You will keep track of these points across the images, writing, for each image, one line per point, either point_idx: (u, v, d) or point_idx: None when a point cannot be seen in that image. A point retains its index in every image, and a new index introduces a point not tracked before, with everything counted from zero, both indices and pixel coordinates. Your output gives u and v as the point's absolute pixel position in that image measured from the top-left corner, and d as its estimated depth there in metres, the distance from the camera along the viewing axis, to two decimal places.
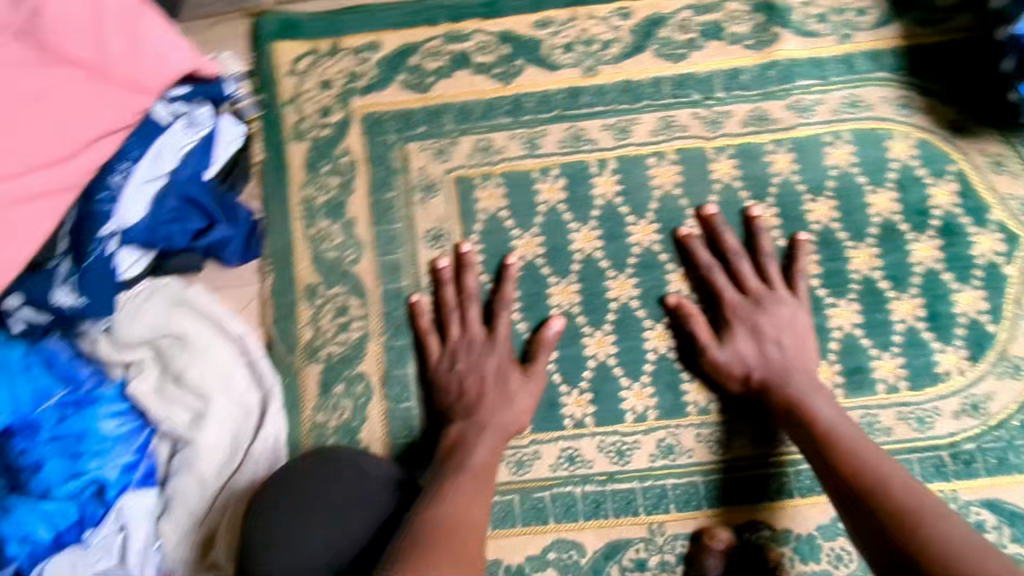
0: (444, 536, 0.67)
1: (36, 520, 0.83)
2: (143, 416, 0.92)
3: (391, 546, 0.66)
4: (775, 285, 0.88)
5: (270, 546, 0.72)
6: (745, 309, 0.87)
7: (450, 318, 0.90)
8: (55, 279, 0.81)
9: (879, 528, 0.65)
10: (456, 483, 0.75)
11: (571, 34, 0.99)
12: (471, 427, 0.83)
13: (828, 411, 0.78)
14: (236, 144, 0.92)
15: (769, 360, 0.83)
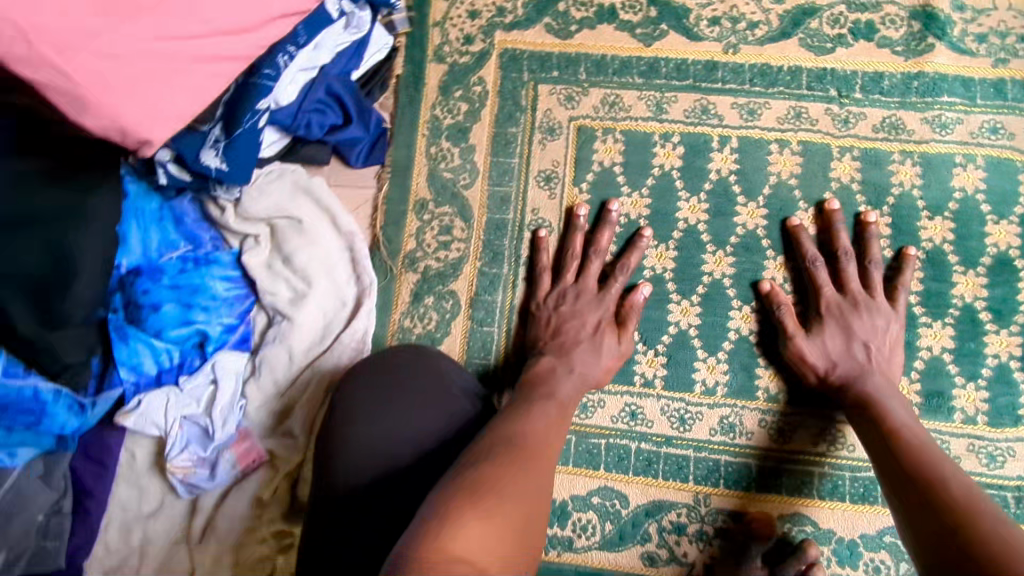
0: (519, 453, 0.68)
1: (145, 355, 0.92)
2: (249, 286, 0.98)
3: (476, 445, 0.69)
4: (876, 292, 0.88)
5: (350, 422, 0.75)
6: (842, 308, 0.87)
7: (570, 264, 0.94)
8: (206, 141, 0.87)
9: (935, 519, 0.60)
10: (526, 409, 0.77)
11: (720, 8, 0.99)
12: (561, 364, 0.86)
13: (900, 412, 0.76)
14: (380, 55, 0.98)
15: (852, 360, 0.84)
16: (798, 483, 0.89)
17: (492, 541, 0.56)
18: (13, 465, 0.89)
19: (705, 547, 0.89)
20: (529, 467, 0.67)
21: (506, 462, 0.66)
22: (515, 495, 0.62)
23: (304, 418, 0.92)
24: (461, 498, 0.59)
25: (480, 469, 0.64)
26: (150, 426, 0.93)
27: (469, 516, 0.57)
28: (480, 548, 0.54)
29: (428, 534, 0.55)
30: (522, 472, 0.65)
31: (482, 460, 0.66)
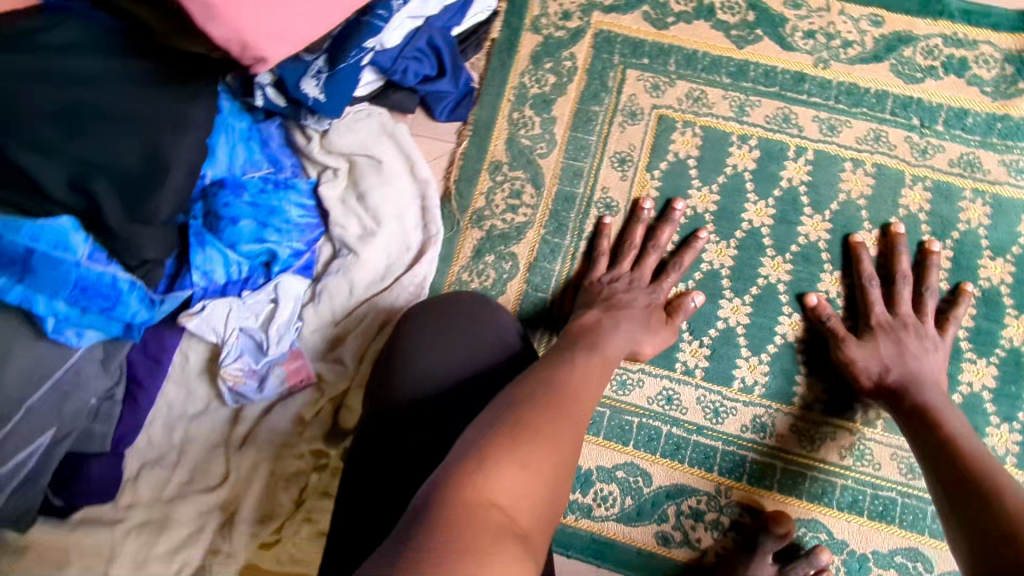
0: (561, 396, 0.66)
1: (217, 263, 0.95)
2: (321, 216, 1.02)
3: (517, 386, 0.67)
4: (926, 319, 0.89)
5: (400, 358, 0.79)
6: (893, 324, 0.88)
7: (628, 254, 0.95)
8: (308, 71, 0.90)
9: (984, 523, 0.58)
10: (570, 355, 0.74)
11: (818, 22, 1.01)
12: (608, 317, 0.84)
13: (956, 419, 0.75)
14: (481, 17, 1.01)
15: (904, 365, 0.83)
16: (820, 491, 0.92)
17: (526, 489, 0.57)
18: (78, 346, 0.94)
19: (719, 536, 0.91)
20: (571, 413, 0.65)
21: (547, 405, 0.65)
22: (555, 442, 0.61)
23: (355, 348, 0.96)
24: (500, 438, 0.60)
25: (523, 410, 0.63)
26: (209, 332, 0.96)
27: (510, 459, 0.57)
28: (513, 494, 0.56)
29: (465, 471, 0.56)
30: (562, 417, 0.64)
31: (524, 401, 0.65)
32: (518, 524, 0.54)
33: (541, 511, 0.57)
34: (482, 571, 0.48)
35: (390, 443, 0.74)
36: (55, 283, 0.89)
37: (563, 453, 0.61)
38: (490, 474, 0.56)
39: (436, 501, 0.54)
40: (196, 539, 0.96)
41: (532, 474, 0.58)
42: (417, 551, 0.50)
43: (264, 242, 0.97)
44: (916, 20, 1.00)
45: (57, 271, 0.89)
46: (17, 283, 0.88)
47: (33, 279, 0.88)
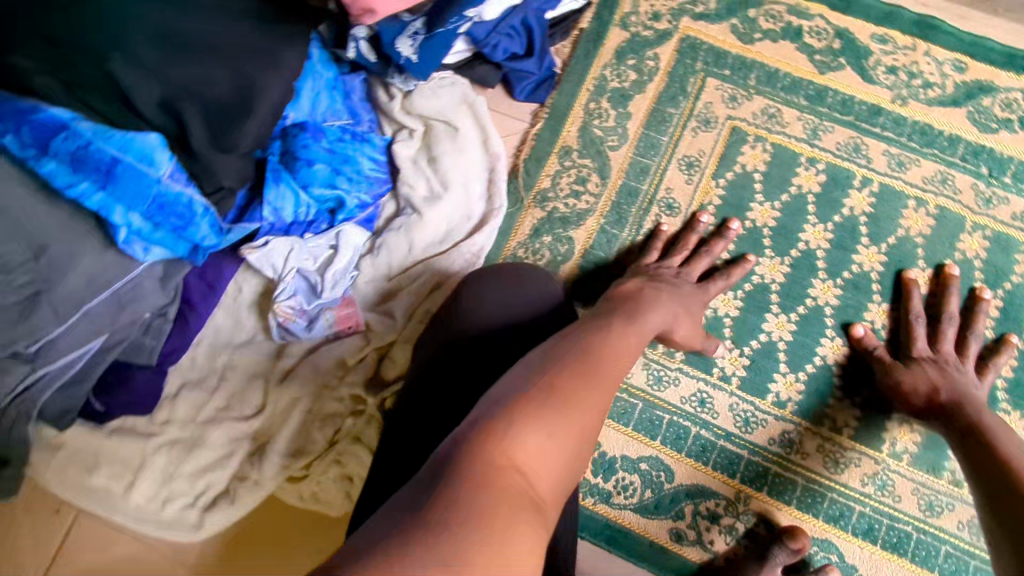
0: (591, 363, 0.61)
1: (288, 201, 0.98)
2: (390, 174, 1.04)
3: (550, 349, 0.62)
4: (967, 360, 0.90)
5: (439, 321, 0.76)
6: (938, 358, 0.89)
7: (680, 252, 0.96)
8: (405, 31, 0.93)
9: None
10: (605, 324, 0.70)
11: (901, 59, 1.03)
12: (648, 288, 0.84)
13: (1011, 441, 0.73)
14: (575, 5, 1.03)
15: (954, 385, 0.84)
16: (837, 513, 0.93)
17: (554, 457, 0.52)
18: (141, 261, 0.97)
19: (731, 542, 0.93)
20: (601, 381, 0.60)
21: (576, 371, 0.59)
22: (583, 410, 0.56)
23: (408, 302, 0.98)
24: (528, 400, 0.54)
25: (550, 374, 0.58)
26: (267, 267, 0.99)
27: (537, 422, 0.52)
28: (537, 460, 0.51)
29: (489, 428, 0.51)
30: (590, 385, 0.59)
31: (553, 365, 0.59)
32: (541, 495, 0.49)
33: (562, 482, 0.52)
34: (501, 540, 0.44)
35: (433, 400, 0.71)
36: (133, 195, 0.92)
37: (590, 425, 0.56)
38: (518, 436, 0.51)
39: (459, 458, 0.49)
40: (224, 463, 0.99)
41: (559, 442, 0.53)
42: (434, 510, 0.45)
43: (333, 189, 1.00)
44: (1000, 71, 1.02)
45: (137, 184, 0.91)
46: (98, 190, 0.90)
47: (113, 188, 0.91)
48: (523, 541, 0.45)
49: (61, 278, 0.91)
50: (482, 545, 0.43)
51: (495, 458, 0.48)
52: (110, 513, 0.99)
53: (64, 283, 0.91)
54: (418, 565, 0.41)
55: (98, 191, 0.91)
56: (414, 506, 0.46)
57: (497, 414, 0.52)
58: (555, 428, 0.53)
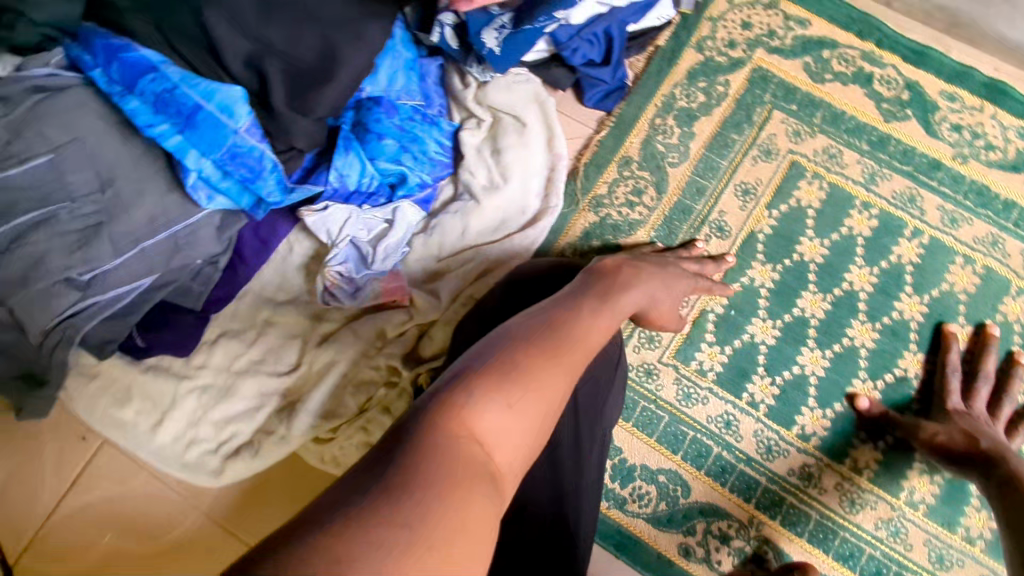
0: (559, 341, 0.61)
1: (354, 170, 1.00)
2: (453, 159, 1.07)
3: (520, 325, 0.63)
4: (998, 421, 0.91)
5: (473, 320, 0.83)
6: (971, 415, 0.90)
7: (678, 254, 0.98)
8: (491, 23, 0.96)
9: None
10: (579, 299, 0.69)
11: (968, 119, 1.04)
12: (630, 265, 0.80)
13: None
14: (658, 22, 1.05)
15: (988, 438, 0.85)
16: (847, 553, 0.94)
17: (512, 432, 0.52)
18: (203, 208, 0.99)
19: (738, 565, 0.94)
20: (569, 360, 0.60)
21: (545, 349, 0.59)
22: (545, 388, 0.56)
23: (455, 285, 1.00)
24: (490, 377, 0.55)
25: (516, 352, 0.59)
26: (322, 232, 1.00)
27: (498, 396, 0.53)
28: (494, 434, 0.52)
29: (447, 402, 0.52)
30: (558, 362, 0.59)
31: (521, 343, 0.59)
32: (495, 466, 0.50)
33: (519, 457, 0.53)
34: (458, 505, 0.45)
35: None
36: (207, 142, 0.95)
37: (552, 402, 0.56)
38: (476, 411, 0.52)
39: (419, 429, 0.50)
40: (252, 415, 1.00)
41: (518, 418, 0.54)
42: (395, 474, 0.46)
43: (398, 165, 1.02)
44: None
45: (214, 133, 0.94)
46: (176, 133, 0.95)
47: (190, 132, 0.94)
48: (476, 509, 0.46)
49: (125, 212, 0.96)
50: (433, 510, 0.44)
51: (453, 431, 0.49)
52: (135, 448, 1.00)
53: (126, 217, 0.96)
54: (374, 525, 0.42)
55: (175, 134, 0.95)
56: (372, 471, 0.47)
57: (458, 389, 0.53)
58: (515, 405, 0.54)
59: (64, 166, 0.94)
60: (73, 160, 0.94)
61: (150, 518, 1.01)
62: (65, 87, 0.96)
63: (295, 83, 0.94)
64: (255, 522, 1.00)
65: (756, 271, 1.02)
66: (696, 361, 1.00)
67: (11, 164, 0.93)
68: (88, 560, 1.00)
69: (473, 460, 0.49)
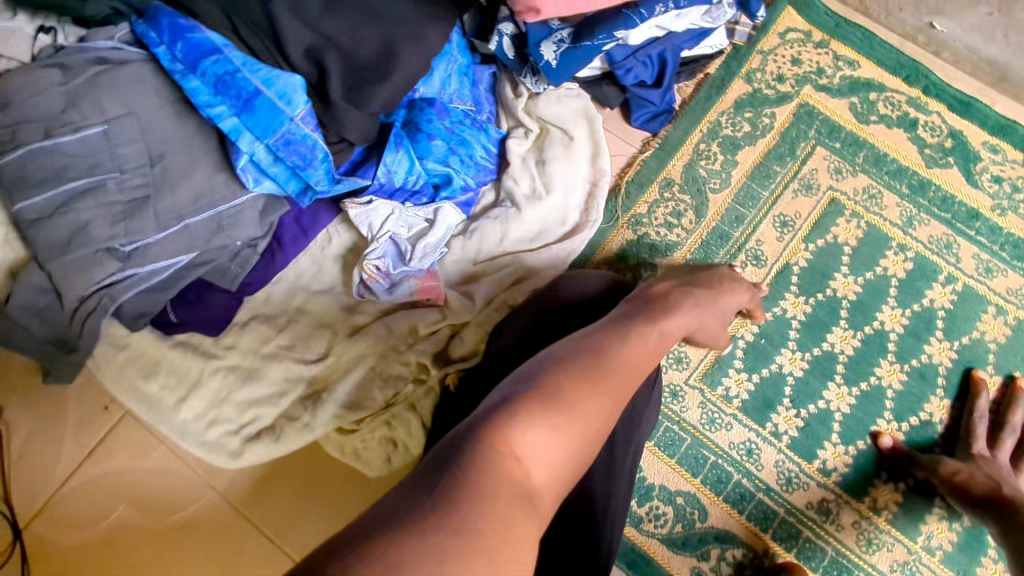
0: (599, 367, 0.62)
1: (402, 168, 1.01)
2: (497, 166, 1.08)
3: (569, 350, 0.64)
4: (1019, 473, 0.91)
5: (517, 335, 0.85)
6: (994, 463, 0.90)
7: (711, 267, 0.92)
8: (550, 35, 0.97)
9: None
10: (628, 324, 0.70)
11: (1009, 172, 1.05)
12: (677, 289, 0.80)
13: None
14: (711, 51, 1.07)
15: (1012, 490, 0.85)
16: None
17: (553, 453, 0.53)
18: (250, 190, 1.00)
19: None
20: (612, 385, 0.61)
21: (586, 374, 0.60)
22: (586, 412, 0.57)
23: (489, 290, 1.00)
24: (530, 401, 0.56)
25: (561, 374, 0.59)
26: (364, 225, 1.01)
27: (540, 416, 0.54)
28: (535, 455, 0.52)
29: (488, 424, 0.53)
30: (598, 388, 0.59)
31: (566, 365, 0.61)
32: (535, 489, 0.51)
33: (558, 479, 0.54)
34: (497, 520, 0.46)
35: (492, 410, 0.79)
36: (261, 126, 0.96)
37: (592, 426, 0.57)
38: (517, 433, 0.52)
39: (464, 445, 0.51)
40: (276, 401, 1.00)
41: (558, 439, 0.54)
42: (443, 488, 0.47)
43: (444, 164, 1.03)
44: None
45: (269, 118, 0.96)
46: (232, 115, 0.96)
47: (246, 115, 0.96)
48: (518, 531, 0.47)
49: (171, 189, 0.97)
50: (480, 529, 0.45)
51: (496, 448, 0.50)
52: (155, 422, 1.00)
53: (172, 193, 0.97)
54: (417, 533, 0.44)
55: (230, 116, 0.96)
56: (419, 489, 0.48)
57: (499, 410, 0.54)
58: (555, 429, 0.54)
59: (118, 137, 0.96)
60: (127, 132, 0.96)
61: (165, 494, 1.01)
62: (125, 61, 0.98)
63: (352, 78, 0.95)
64: (270, 507, 1.00)
65: (790, 302, 1.02)
66: (722, 387, 1.00)
67: (66, 131, 0.94)
68: (101, 529, 1.00)
69: (515, 481, 0.49)
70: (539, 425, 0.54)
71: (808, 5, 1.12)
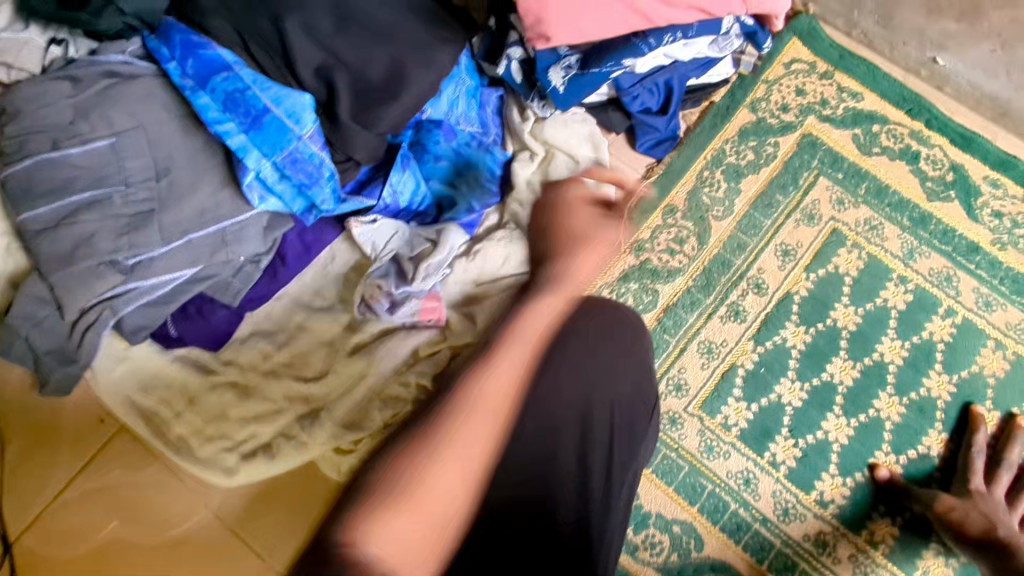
0: (467, 405, 0.59)
1: (407, 188, 1.02)
2: (502, 189, 1.08)
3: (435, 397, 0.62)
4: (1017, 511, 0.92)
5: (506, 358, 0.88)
6: (989, 500, 0.90)
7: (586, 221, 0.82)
8: (558, 61, 0.98)
9: None
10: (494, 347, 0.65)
11: (1009, 207, 1.06)
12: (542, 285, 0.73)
13: None
14: (717, 79, 1.08)
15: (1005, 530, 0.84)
16: None
17: (401, 531, 0.54)
18: (256, 207, 1.00)
19: None
20: (467, 432, 0.58)
21: (459, 420, 0.59)
22: (437, 474, 0.56)
23: (489, 312, 1.01)
24: (399, 480, 0.56)
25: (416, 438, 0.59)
26: (367, 242, 1.02)
27: (387, 497, 0.55)
28: (406, 534, 0.54)
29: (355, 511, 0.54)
30: (468, 437, 0.58)
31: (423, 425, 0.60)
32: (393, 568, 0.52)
33: (427, 551, 0.55)
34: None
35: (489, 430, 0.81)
36: (270, 144, 0.96)
37: (446, 492, 0.56)
38: (383, 520, 0.54)
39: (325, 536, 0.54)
40: (274, 418, 1.00)
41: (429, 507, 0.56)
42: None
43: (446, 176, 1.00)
44: None
45: (278, 135, 0.96)
46: (240, 134, 0.97)
47: (255, 133, 0.96)
48: None
49: (176, 204, 0.98)
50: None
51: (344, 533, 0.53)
52: (152, 436, 1.00)
53: (177, 208, 0.98)
54: None
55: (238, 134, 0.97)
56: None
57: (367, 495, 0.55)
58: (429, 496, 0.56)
59: (126, 151, 0.96)
60: (135, 146, 0.96)
61: (159, 509, 1.00)
62: (136, 76, 0.99)
63: (360, 98, 0.96)
64: (264, 526, 1.00)
65: (791, 332, 1.03)
66: (721, 415, 1.00)
67: (74, 144, 0.95)
68: (94, 543, 0.99)
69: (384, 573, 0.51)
70: (405, 505, 0.55)
71: (814, 36, 1.13)
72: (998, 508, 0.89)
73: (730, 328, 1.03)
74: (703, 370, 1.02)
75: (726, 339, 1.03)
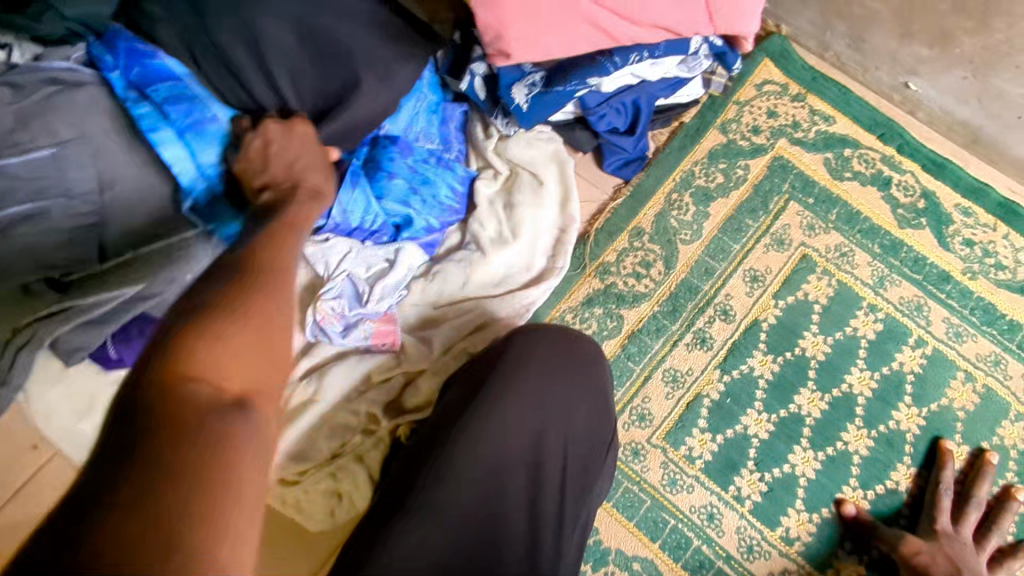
0: (274, 274, 0.59)
1: (359, 207, 0.98)
2: (465, 207, 1.05)
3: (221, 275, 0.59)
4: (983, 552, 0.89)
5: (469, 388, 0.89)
6: (956, 543, 0.88)
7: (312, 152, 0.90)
8: (522, 78, 0.95)
9: None
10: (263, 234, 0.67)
11: (980, 236, 1.04)
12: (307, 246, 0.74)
13: None
14: (686, 99, 1.06)
15: None
16: None
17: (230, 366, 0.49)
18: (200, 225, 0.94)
19: None
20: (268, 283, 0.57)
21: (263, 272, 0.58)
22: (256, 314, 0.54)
23: (446, 337, 0.97)
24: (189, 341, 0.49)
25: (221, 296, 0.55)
26: (320, 263, 0.98)
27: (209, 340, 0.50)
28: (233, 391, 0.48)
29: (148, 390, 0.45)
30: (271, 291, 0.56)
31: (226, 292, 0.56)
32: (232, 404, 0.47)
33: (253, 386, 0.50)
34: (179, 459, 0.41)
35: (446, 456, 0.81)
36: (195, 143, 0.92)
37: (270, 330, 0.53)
38: (200, 370, 0.47)
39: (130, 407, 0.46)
40: None
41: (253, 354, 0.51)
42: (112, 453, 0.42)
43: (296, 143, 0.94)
44: None
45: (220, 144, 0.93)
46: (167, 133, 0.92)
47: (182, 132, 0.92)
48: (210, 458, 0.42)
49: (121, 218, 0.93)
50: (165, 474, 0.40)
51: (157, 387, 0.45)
52: None
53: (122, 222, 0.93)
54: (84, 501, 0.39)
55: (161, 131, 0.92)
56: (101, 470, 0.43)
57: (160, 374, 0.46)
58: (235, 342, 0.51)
59: (68, 162, 0.92)
60: (78, 157, 0.92)
61: None
62: (81, 83, 0.94)
63: (315, 112, 0.93)
64: None
65: (758, 361, 1.00)
66: (686, 446, 0.97)
67: (13, 153, 0.90)
68: None
69: (245, 434, 0.45)
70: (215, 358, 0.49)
71: (786, 57, 1.11)
72: (965, 552, 0.87)
73: (696, 355, 1.00)
74: (668, 399, 0.99)
75: (692, 368, 1.00)
